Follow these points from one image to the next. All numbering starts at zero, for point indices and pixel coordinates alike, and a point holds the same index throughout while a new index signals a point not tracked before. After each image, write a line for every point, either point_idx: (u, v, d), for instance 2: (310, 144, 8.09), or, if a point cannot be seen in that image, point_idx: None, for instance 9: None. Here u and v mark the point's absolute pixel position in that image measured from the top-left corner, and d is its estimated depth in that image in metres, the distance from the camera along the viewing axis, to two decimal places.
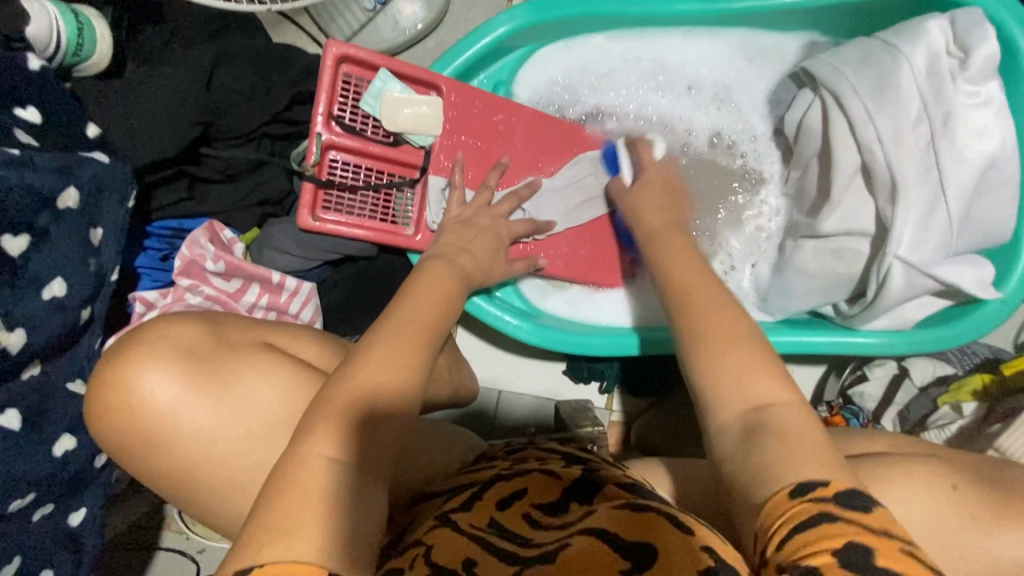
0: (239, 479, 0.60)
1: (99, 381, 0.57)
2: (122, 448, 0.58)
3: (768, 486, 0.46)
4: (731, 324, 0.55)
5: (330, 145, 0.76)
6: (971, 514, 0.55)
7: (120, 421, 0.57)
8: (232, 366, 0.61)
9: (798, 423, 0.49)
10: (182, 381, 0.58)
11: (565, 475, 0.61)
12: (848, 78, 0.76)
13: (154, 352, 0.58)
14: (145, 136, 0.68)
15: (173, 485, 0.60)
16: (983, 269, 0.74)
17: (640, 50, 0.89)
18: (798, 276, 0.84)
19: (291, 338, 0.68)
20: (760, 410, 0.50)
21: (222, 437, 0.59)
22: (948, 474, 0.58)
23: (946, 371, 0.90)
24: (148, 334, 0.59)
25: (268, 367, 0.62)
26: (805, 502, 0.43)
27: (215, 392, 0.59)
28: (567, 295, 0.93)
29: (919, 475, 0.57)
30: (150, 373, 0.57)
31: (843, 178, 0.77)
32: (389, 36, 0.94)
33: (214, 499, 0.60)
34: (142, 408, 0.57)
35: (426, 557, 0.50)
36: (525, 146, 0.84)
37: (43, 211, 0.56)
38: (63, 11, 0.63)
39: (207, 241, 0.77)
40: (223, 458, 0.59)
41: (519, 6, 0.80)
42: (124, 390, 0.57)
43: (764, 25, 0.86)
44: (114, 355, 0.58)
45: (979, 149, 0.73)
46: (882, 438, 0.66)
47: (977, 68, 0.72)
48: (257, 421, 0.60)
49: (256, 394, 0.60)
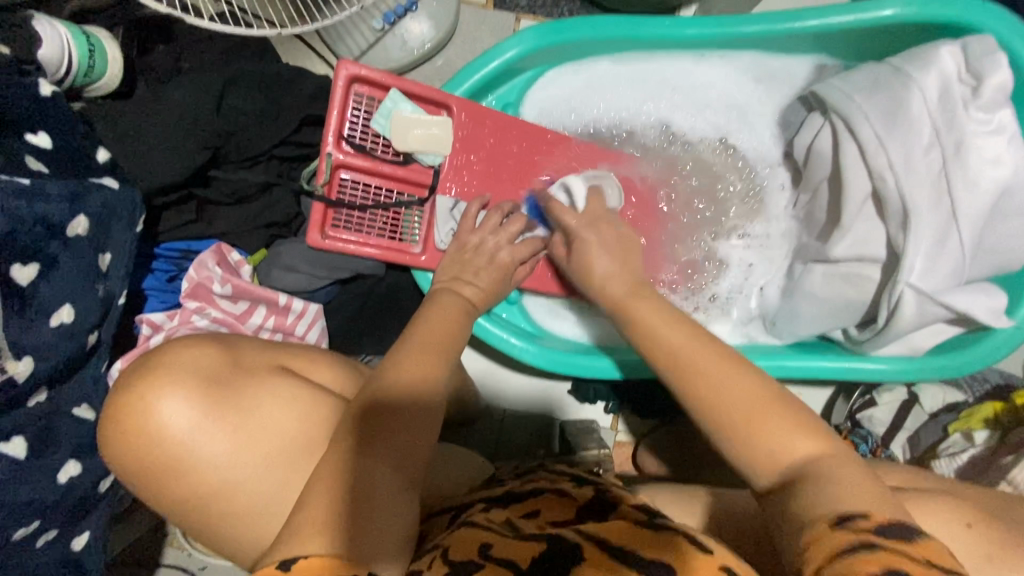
0: (256, 509, 0.58)
1: (116, 408, 0.57)
2: (137, 478, 0.57)
3: (808, 522, 0.45)
4: (746, 337, 0.54)
5: (341, 164, 0.76)
6: (988, 557, 0.53)
7: (135, 450, 0.56)
8: (250, 391, 0.60)
9: (832, 464, 0.48)
10: (198, 408, 0.57)
11: (577, 496, 0.60)
12: (857, 104, 0.76)
13: (170, 377, 0.57)
14: (156, 162, 0.68)
15: (188, 516, 0.59)
16: (994, 298, 0.74)
17: (648, 72, 0.89)
18: (809, 302, 0.83)
19: (305, 360, 0.67)
20: (785, 439, 0.50)
21: (239, 464, 0.58)
22: (962, 511, 0.57)
23: (956, 398, 0.89)
24: (164, 359, 0.59)
25: (286, 392, 0.61)
26: (846, 534, 0.42)
27: (233, 419, 0.58)
28: (574, 316, 0.92)
29: (933, 515, 0.56)
30: (167, 398, 0.57)
31: (854, 204, 0.77)
32: (397, 56, 0.94)
33: (231, 531, 0.59)
34: (158, 435, 0.56)
35: (443, 559, 0.50)
36: (534, 168, 0.83)
37: (53, 240, 0.57)
38: (74, 33, 0.64)
39: (214, 263, 0.77)
40: (239, 487, 0.58)
41: (528, 30, 0.80)
42: (140, 417, 0.56)
43: (773, 48, 0.86)
44: (131, 381, 0.58)
45: (992, 178, 0.72)
46: (894, 472, 0.65)
47: (989, 97, 0.72)
48: (275, 446, 0.59)
49: (273, 421, 0.60)
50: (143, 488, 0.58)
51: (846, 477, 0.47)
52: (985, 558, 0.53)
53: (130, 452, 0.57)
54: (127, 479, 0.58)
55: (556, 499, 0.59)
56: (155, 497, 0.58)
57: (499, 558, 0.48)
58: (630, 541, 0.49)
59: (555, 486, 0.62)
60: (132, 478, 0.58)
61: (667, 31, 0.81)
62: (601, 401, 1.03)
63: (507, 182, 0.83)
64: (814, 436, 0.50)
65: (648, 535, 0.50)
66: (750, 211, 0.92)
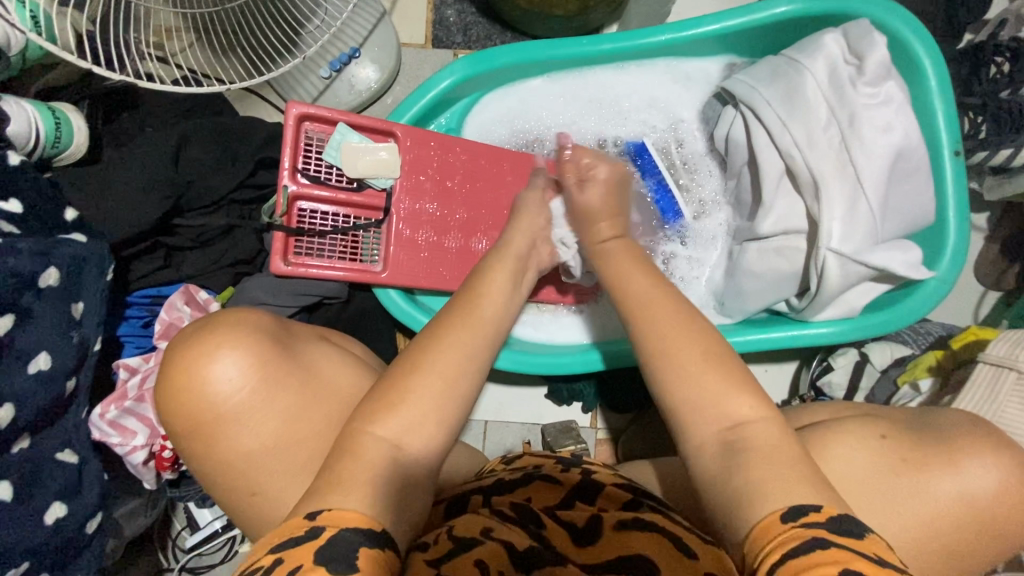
0: (296, 467, 0.64)
1: (181, 362, 0.63)
2: (189, 432, 0.63)
3: (755, 516, 0.48)
4: (684, 330, 0.61)
5: (297, 196, 0.82)
6: (901, 457, 0.61)
7: (199, 396, 0.62)
8: (304, 355, 0.68)
9: (771, 437, 0.54)
10: (255, 365, 0.63)
11: (566, 479, 0.61)
12: (761, 93, 0.83)
13: (233, 337, 0.64)
14: (118, 215, 0.74)
15: (229, 475, 0.64)
16: (911, 252, 0.80)
17: (576, 87, 0.97)
18: (748, 278, 0.88)
19: (337, 337, 0.77)
20: (735, 428, 0.55)
21: (288, 418, 0.64)
22: (878, 424, 0.64)
23: (904, 352, 0.94)
24: (226, 323, 0.65)
25: (335, 358, 0.70)
26: (795, 528, 0.45)
27: (286, 376, 0.65)
28: (536, 318, 0.97)
29: (852, 433, 0.63)
30: (228, 354, 0.63)
31: (771, 182, 0.84)
32: (347, 98, 1.02)
33: (271, 490, 0.63)
34: (216, 389, 0.62)
35: (447, 535, 0.53)
36: (485, 181, 0.89)
37: (27, 291, 0.62)
38: (41, 111, 0.70)
39: (183, 303, 0.81)
40: (284, 445, 0.64)
41: (458, 61, 0.88)
42: (200, 370, 0.62)
43: (683, 53, 0.94)
44: (195, 339, 0.64)
45: (885, 143, 0.80)
46: (824, 405, 0.72)
47: (872, 72, 0.80)
48: (322, 405, 0.66)
49: (323, 379, 0.67)
50: (193, 445, 0.64)
51: (771, 437, 0.54)
52: (897, 460, 0.61)
53: (186, 408, 0.63)
54: (180, 439, 0.65)
55: (545, 484, 0.61)
56: (204, 454, 0.64)
57: (500, 540, 0.51)
58: (623, 547, 0.51)
59: (544, 471, 0.63)
60: (184, 432, 0.64)
61: (585, 49, 0.89)
62: (577, 401, 1.07)
63: (454, 198, 0.88)
64: (776, 425, 0.55)
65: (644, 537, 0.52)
66: (695, 213, 0.98)
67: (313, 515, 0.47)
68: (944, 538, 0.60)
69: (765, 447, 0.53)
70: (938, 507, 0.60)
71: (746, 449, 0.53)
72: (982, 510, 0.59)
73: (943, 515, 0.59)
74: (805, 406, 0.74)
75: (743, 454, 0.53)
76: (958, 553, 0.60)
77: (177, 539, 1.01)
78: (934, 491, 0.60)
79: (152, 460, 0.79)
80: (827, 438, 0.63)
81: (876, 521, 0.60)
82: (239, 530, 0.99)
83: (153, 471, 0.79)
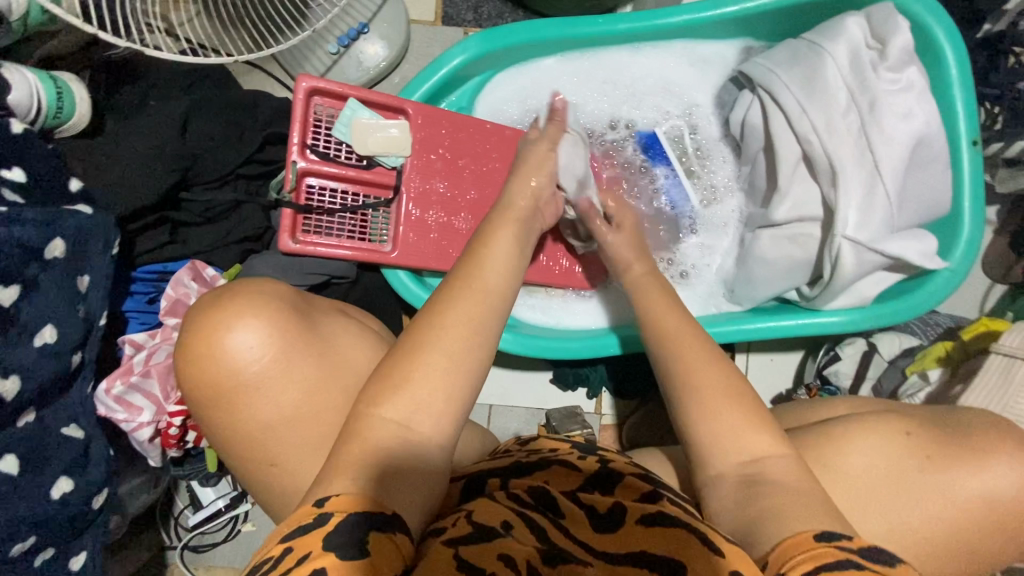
0: (314, 438, 0.63)
1: (197, 331, 0.62)
2: (204, 402, 0.63)
3: (778, 535, 0.49)
4: None
5: (306, 172, 0.80)
6: (926, 457, 0.62)
7: (217, 366, 0.61)
8: (320, 327, 0.67)
9: (788, 472, 0.54)
10: (273, 336, 0.62)
11: (584, 467, 0.61)
12: (780, 76, 0.82)
13: (249, 308, 0.62)
14: (123, 187, 0.72)
15: (245, 447, 0.64)
16: (926, 242, 0.79)
17: (590, 68, 0.95)
18: (760, 265, 0.88)
19: (355, 312, 0.76)
20: (754, 462, 0.56)
21: (307, 391, 0.63)
22: (903, 421, 0.65)
23: (911, 343, 0.94)
24: (242, 294, 0.64)
25: (353, 332, 0.69)
26: (824, 546, 0.46)
27: (305, 348, 0.64)
28: (543, 303, 0.96)
29: (878, 429, 0.64)
30: (246, 325, 0.62)
31: (787, 168, 0.83)
32: (354, 76, 1.00)
33: (290, 462, 0.63)
34: (234, 360, 0.61)
35: (466, 519, 0.52)
36: (501, 160, 0.88)
37: (32, 262, 0.60)
38: (42, 77, 0.68)
39: (190, 279, 0.80)
40: (302, 417, 0.63)
41: (472, 37, 0.86)
42: (217, 339, 0.61)
43: (699, 35, 0.92)
44: (211, 309, 0.63)
45: (906, 130, 0.79)
46: (845, 401, 0.72)
47: (895, 57, 0.79)
48: (343, 380, 0.65)
49: (343, 353, 0.67)
50: (209, 415, 0.63)
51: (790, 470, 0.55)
52: (923, 459, 0.62)
53: (202, 378, 0.62)
54: (196, 410, 0.64)
55: (562, 470, 0.60)
56: (221, 425, 0.63)
57: (522, 535, 0.50)
58: (636, 542, 0.50)
59: (561, 457, 0.63)
60: (199, 402, 0.63)
61: (601, 28, 0.87)
62: (582, 386, 1.07)
63: (465, 177, 0.87)
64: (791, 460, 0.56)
65: (657, 533, 0.51)
66: (706, 200, 0.97)
67: (320, 502, 0.47)
68: (963, 536, 0.60)
69: (785, 477, 0.54)
70: (951, 502, 0.60)
71: (768, 484, 0.53)
72: (1002, 507, 0.59)
73: (955, 509, 0.60)
74: (824, 400, 0.74)
75: (764, 486, 0.53)
76: (971, 548, 0.60)
77: (179, 517, 1.01)
78: (955, 488, 0.60)
79: (158, 437, 0.78)
80: (852, 433, 0.64)
81: (898, 518, 0.60)
82: (242, 509, 0.99)
83: (158, 448, 0.78)
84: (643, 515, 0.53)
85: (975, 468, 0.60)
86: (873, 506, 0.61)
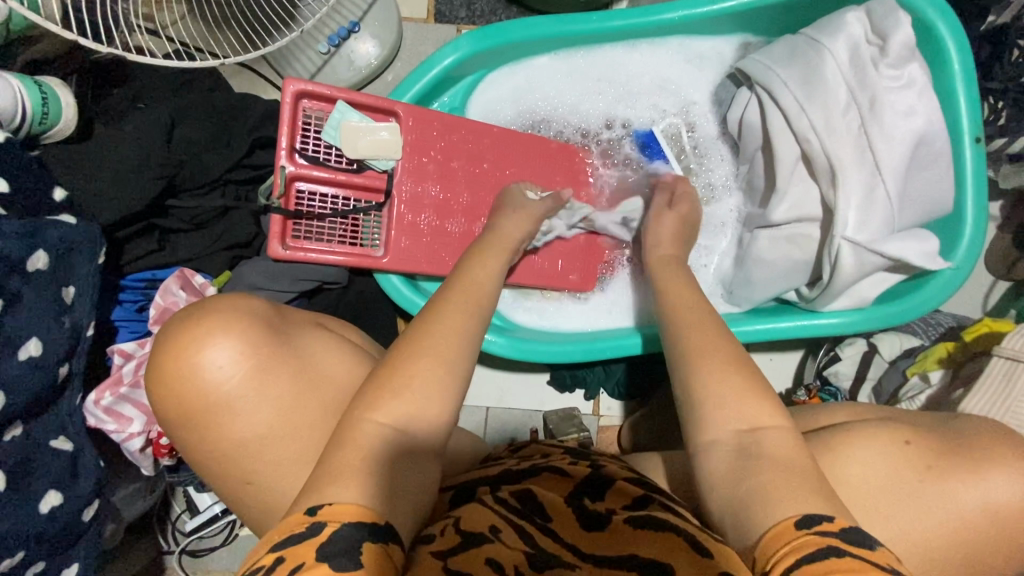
0: (294, 455, 0.62)
1: (171, 349, 0.61)
2: (182, 419, 0.62)
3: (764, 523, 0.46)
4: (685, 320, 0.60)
5: (295, 176, 0.79)
6: (925, 466, 0.61)
7: (190, 384, 0.61)
8: (298, 341, 0.66)
9: (780, 452, 0.52)
10: (248, 351, 0.62)
11: (576, 472, 0.60)
12: (778, 74, 0.80)
13: (221, 325, 0.62)
14: (109, 195, 0.71)
15: (225, 464, 0.63)
16: (927, 242, 0.77)
17: (585, 66, 0.93)
18: (758, 267, 0.86)
19: (338, 324, 0.75)
20: (750, 433, 0.53)
21: (284, 407, 0.62)
22: (902, 429, 0.63)
23: (912, 343, 0.93)
24: (217, 309, 0.63)
25: (331, 345, 0.68)
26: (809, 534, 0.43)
27: (282, 362, 0.63)
28: (540, 305, 0.95)
29: (876, 437, 0.63)
30: (219, 342, 0.61)
31: (786, 167, 0.81)
32: (346, 75, 0.98)
33: (275, 475, 0.62)
34: (208, 377, 0.61)
35: (455, 527, 0.52)
36: (493, 162, 0.87)
37: (13, 275, 0.60)
38: (25, 81, 0.66)
39: (178, 287, 0.78)
40: (279, 433, 0.62)
41: (463, 36, 0.84)
42: (190, 356, 0.60)
43: (697, 31, 0.90)
44: (183, 325, 0.62)
45: (907, 128, 0.77)
46: (845, 408, 0.71)
47: (896, 53, 0.77)
48: (320, 394, 0.64)
49: (322, 367, 0.66)
50: (185, 432, 0.62)
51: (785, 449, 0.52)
52: (922, 468, 0.61)
53: (177, 398, 0.61)
54: (174, 427, 0.63)
55: (553, 476, 0.59)
56: (198, 443, 0.62)
57: (510, 543, 0.50)
58: (639, 546, 0.49)
59: (551, 463, 0.62)
60: (178, 418, 0.62)
61: (595, 25, 0.85)
62: (579, 388, 1.06)
63: (456, 179, 0.85)
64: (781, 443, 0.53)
65: (659, 539, 0.49)
66: (703, 200, 0.96)
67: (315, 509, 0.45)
68: (965, 546, 0.59)
69: (773, 463, 0.51)
70: (954, 513, 0.59)
71: (758, 466, 0.51)
72: (1008, 517, 0.58)
73: (957, 520, 0.59)
74: (823, 406, 0.73)
75: (752, 470, 0.51)
76: (973, 558, 0.59)
77: (177, 522, 1.00)
78: (958, 499, 0.59)
79: (149, 446, 0.77)
80: (850, 439, 0.63)
81: (899, 529, 0.59)
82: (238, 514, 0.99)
83: (149, 458, 0.77)
84: (638, 521, 0.52)
85: (980, 477, 0.59)
86: (872, 515, 0.60)
